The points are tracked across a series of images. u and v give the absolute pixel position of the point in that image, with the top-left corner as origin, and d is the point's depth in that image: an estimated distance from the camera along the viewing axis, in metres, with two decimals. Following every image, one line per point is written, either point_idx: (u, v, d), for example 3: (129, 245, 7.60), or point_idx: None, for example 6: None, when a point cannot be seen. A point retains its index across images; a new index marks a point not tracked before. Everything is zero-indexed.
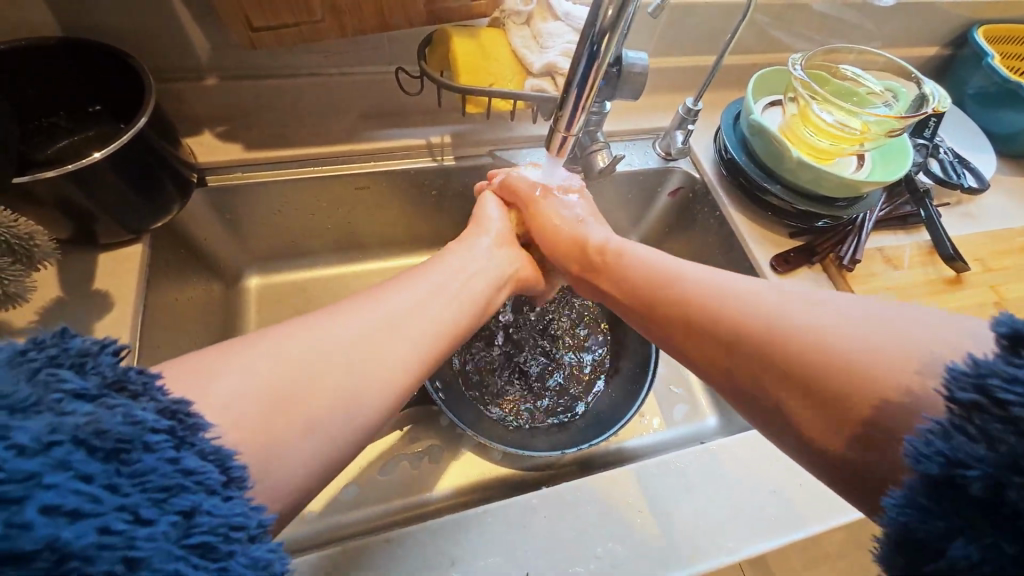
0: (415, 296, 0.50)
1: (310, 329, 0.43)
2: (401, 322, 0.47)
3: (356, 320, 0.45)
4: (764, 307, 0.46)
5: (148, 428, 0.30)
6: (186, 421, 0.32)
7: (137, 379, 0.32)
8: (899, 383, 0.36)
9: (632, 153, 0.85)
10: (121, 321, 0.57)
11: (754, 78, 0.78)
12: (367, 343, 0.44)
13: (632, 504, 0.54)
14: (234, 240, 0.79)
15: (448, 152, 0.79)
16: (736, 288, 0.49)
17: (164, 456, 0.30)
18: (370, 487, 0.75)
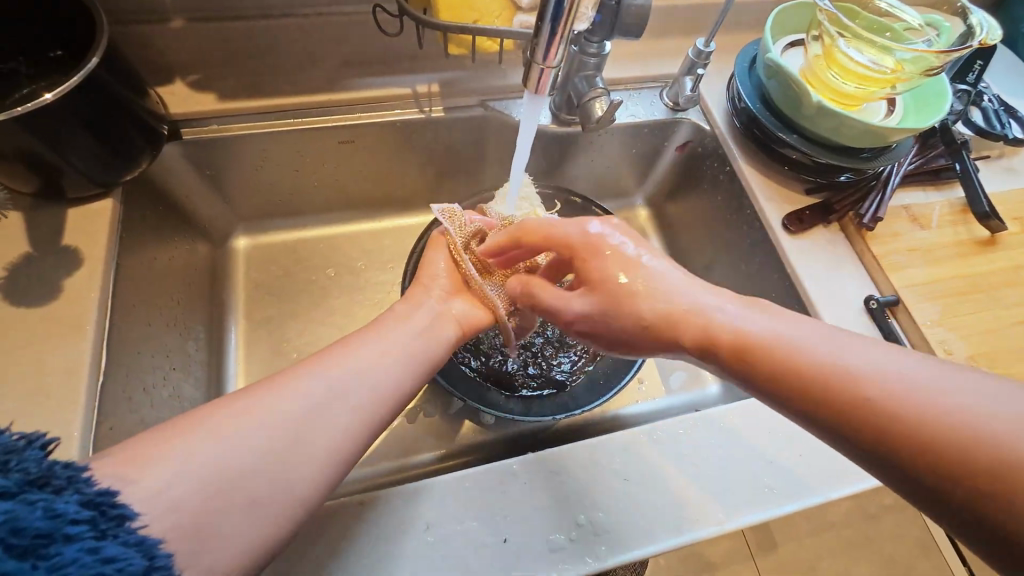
0: (396, 331, 0.50)
1: (291, 377, 0.43)
2: (378, 345, 0.48)
3: (340, 361, 0.45)
4: (948, 410, 0.33)
5: (68, 520, 0.29)
6: (110, 513, 0.31)
7: (62, 473, 0.31)
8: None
9: (636, 102, 0.79)
10: (91, 278, 0.55)
11: (776, 12, 0.69)
12: (340, 362, 0.45)
13: (618, 471, 0.51)
14: (218, 198, 0.77)
15: (436, 102, 0.74)
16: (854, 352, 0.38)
17: (85, 546, 0.29)
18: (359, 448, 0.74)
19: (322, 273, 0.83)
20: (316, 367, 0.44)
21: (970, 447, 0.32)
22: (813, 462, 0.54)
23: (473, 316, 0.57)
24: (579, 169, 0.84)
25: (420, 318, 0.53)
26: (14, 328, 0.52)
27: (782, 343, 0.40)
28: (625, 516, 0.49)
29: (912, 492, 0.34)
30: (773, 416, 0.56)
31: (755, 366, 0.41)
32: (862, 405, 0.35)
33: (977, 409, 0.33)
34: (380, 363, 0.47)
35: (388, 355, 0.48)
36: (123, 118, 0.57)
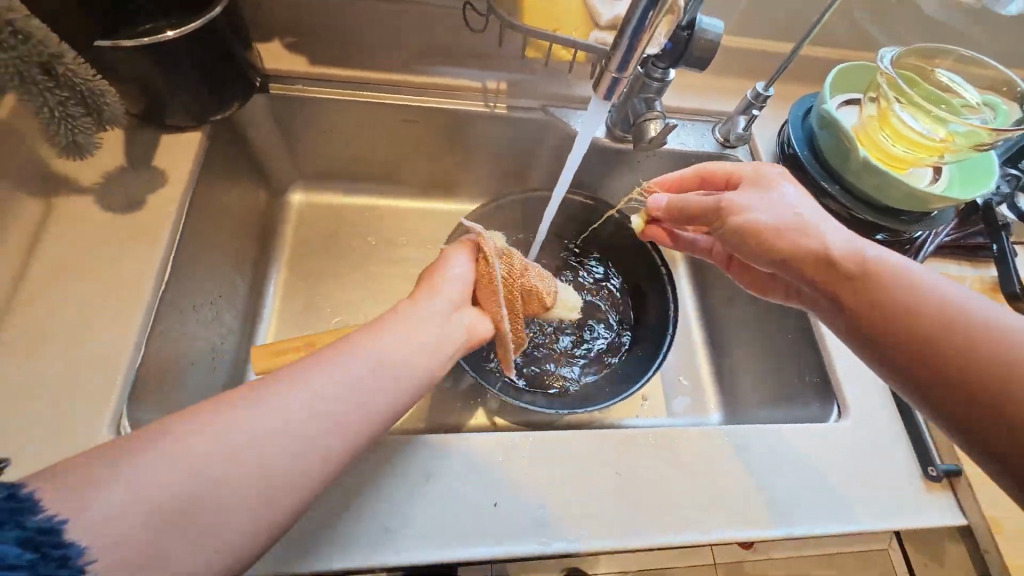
0: (401, 332, 0.46)
1: (300, 373, 0.41)
2: (383, 345, 0.44)
3: (352, 362, 0.42)
4: None
5: None
6: (50, 553, 0.30)
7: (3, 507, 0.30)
8: None
9: (687, 132, 0.82)
10: (172, 196, 0.61)
11: (837, 70, 0.73)
12: (355, 360, 0.43)
13: (609, 464, 0.54)
14: (287, 152, 0.83)
15: (502, 99, 0.79)
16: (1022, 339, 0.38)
17: None
18: None
19: (365, 240, 0.89)
20: (328, 364, 0.42)
21: None
22: (806, 495, 0.55)
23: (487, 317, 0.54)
24: (623, 185, 0.87)
25: (430, 325, 0.48)
26: (97, 226, 0.58)
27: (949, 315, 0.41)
28: (608, 503, 0.52)
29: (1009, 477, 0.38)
30: (775, 444, 0.57)
31: (906, 336, 0.42)
32: (926, 336, 0.41)
33: None
34: (389, 369, 0.43)
35: (401, 353, 0.45)
36: (228, 64, 0.63)
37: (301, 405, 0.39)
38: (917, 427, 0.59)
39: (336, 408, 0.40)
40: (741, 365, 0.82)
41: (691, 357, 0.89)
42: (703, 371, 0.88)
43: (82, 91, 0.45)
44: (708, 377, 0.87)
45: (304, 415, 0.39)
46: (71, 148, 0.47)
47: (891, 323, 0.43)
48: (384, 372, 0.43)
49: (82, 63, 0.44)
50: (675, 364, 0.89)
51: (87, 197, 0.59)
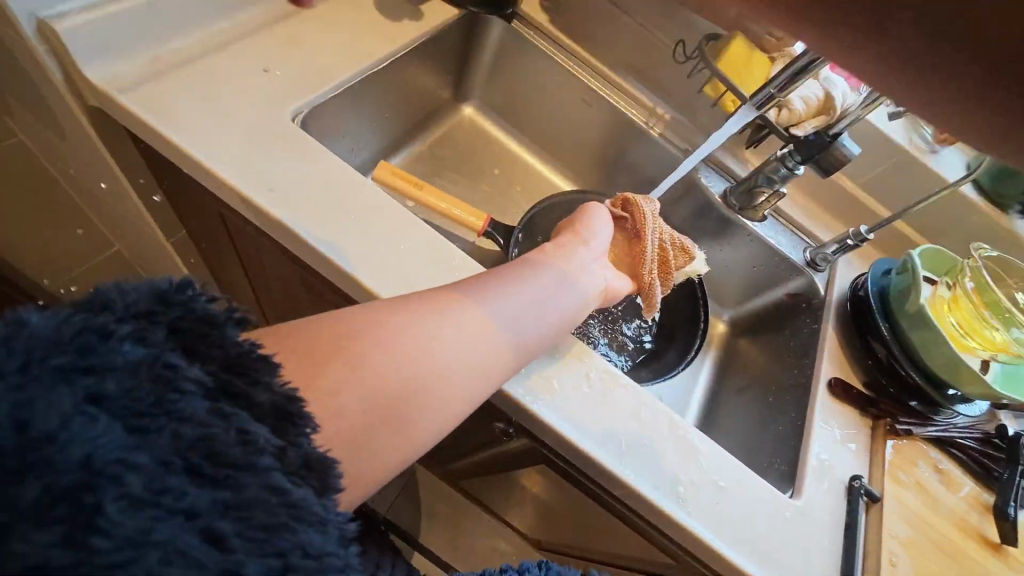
0: (547, 270, 0.61)
1: (486, 291, 0.54)
2: (539, 289, 0.59)
3: (520, 293, 0.56)
4: None
5: (257, 448, 0.32)
6: (296, 419, 0.36)
7: (255, 363, 0.36)
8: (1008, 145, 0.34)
9: (783, 236, 0.93)
10: (414, 30, 0.81)
11: (932, 249, 0.81)
12: (524, 290, 0.57)
13: (584, 375, 0.60)
14: (486, 74, 1.04)
15: (659, 125, 0.95)
16: None
17: (265, 479, 0.31)
18: None
19: (490, 168, 1.07)
20: (504, 290, 0.55)
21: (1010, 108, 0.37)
22: (724, 515, 0.57)
23: (614, 290, 0.71)
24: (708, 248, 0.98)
25: (574, 270, 0.64)
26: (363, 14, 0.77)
27: None
28: (569, 397, 0.58)
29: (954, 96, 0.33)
30: (723, 466, 0.60)
31: None
32: None
33: None
34: (542, 297, 0.58)
35: (552, 294, 0.59)
36: None
37: (489, 315, 0.52)
38: (852, 547, 0.60)
39: (509, 317, 0.54)
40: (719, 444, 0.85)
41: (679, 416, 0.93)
42: None
43: None
44: None
45: (488, 321, 0.52)
46: None
47: None
48: (543, 312, 0.57)
49: None
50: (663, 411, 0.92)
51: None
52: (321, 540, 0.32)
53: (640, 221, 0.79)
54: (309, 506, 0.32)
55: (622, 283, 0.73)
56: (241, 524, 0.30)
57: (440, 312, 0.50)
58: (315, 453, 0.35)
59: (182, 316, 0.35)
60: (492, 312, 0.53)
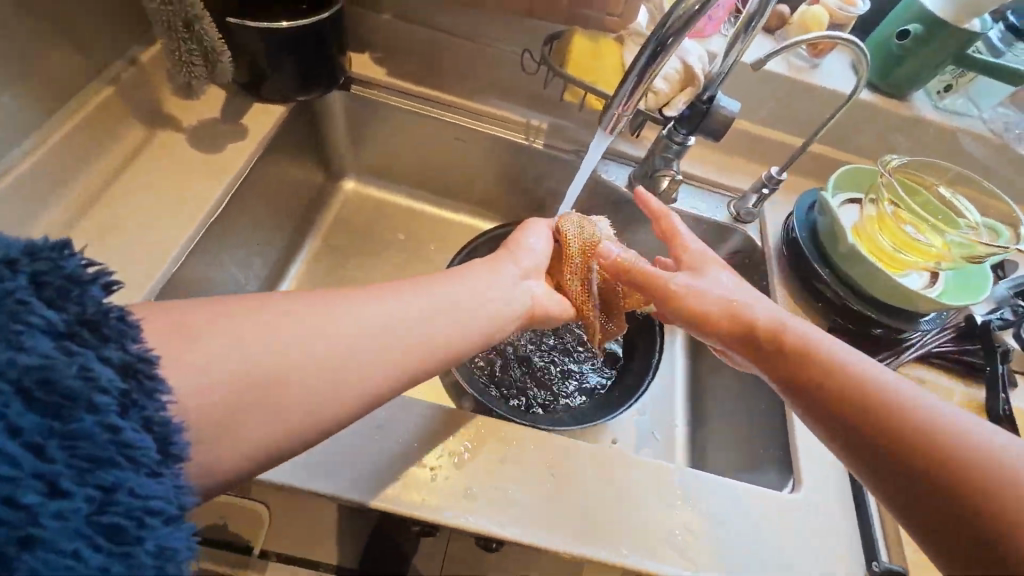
0: (470, 283, 0.56)
1: (406, 288, 0.51)
2: (464, 297, 0.54)
3: (442, 292, 0.53)
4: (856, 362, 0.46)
5: (96, 389, 0.33)
6: (142, 384, 0.35)
7: (112, 325, 0.36)
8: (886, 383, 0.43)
9: (704, 201, 0.89)
10: (243, 150, 0.73)
11: (842, 170, 0.78)
12: (455, 292, 0.54)
13: (548, 466, 0.56)
14: (351, 146, 0.96)
15: (540, 136, 0.89)
16: (895, 385, 0.43)
17: (102, 420, 0.33)
18: None
19: (394, 234, 0.99)
20: (423, 287, 0.52)
21: (862, 393, 0.43)
22: (731, 549, 0.54)
23: (540, 306, 0.63)
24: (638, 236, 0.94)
25: (500, 284, 0.59)
26: (179, 156, 0.69)
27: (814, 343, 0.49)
28: (535, 497, 0.54)
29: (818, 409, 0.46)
30: (714, 496, 0.57)
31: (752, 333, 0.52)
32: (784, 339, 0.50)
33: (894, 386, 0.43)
34: (466, 288, 0.55)
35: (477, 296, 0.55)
36: (324, 58, 0.77)
37: (399, 310, 0.49)
38: (869, 520, 0.58)
39: (426, 314, 0.50)
40: (716, 434, 0.82)
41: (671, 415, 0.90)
42: (678, 431, 0.88)
43: (206, 46, 0.56)
44: (682, 437, 0.88)
45: (398, 312, 0.49)
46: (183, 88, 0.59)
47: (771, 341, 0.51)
48: (465, 311, 0.53)
49: (214, 28, 0.56)
50: (652, 417, 0.89)
51: (180, 135, 0.71)
52: (154, 487, 0.34)
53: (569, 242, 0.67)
54: (143, 448, 0.34)
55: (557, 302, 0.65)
56: (68, 454, 0.32)
57: (346, 307, 0.47)
58: (157, 417, 0.35)
59: (48, 273, 0.35)
60: (394, 306, 0.49)
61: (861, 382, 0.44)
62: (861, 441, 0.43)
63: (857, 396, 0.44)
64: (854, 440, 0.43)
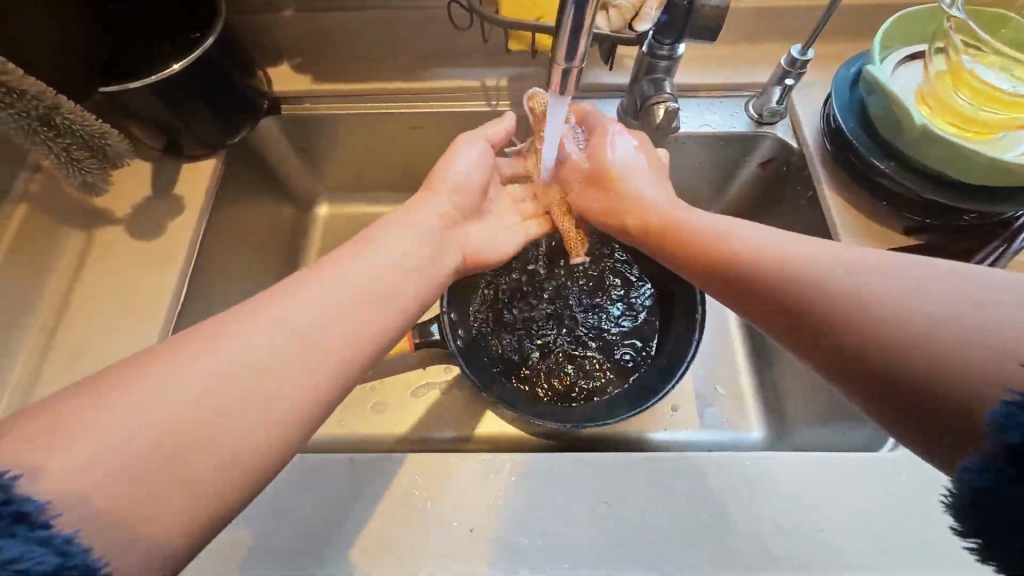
0: (394, 228, 0.52)
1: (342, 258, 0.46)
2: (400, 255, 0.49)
3: (384, 253, 0.48)
4: (777, 251, 0.43)
5: None
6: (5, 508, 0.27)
7: None
8: (812, 267, 0.40)
9: (716, 113, 0.73)
10: (189, 222, 0.66)
11: (886, 24, 0.59)
12: (371, 246, 0.49)
13: (598, 494, 0.49)
14: (308, 171, 0.87)
15: (503, 96, 0.76)
16: (812, 263, 0.41)
17: None
18: (401, 408, 0.78)
19: None
20: (356, 251, 0.47)
21: (785, 278, 0.41)
22: (835, 536, 0.46)
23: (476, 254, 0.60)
24: None
25: (423, 217, 0.54)
26: (125, 253, 0.63)
27: (736, 239, 0.47)
28: (596, 533, 0.47)
29: (752, 309, 0.44)
30: (799, 480, 0.49)
31: (682, 245, 0.52)
32: (704, 246, 0.49)
33: (816, 263, 0.40)
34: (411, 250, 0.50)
35: (409, 238, 0.51)
36: (233, 90, 0.67)
37: (343, 278, 0.44)
38: None
39: (373, 275, 0.46)
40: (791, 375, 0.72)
41: (732, 364, 0.80)
42: (744, 381, 0.79)
43: (83, 134, 0.49)
44: (751, 386, 0.78)
45: (334, 280, 0.44)
46: (84, 187, 0.52)
47: (697, 246, 0.50)
48: (408, 266, 0.49)
49: (83, 112, 0.48)
50: (712, 372, 0.80)
51: (119, 228, 0.64)
52: None
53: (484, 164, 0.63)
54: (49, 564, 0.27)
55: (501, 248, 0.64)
56: None
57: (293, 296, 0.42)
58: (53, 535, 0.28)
59: None
60: (330, 282, 0.44)
61: (759, 253, 0.44)
62: (768, 310, 0.42)
63: (779, 286, 0.41)
64: (759, 311, 0.43)
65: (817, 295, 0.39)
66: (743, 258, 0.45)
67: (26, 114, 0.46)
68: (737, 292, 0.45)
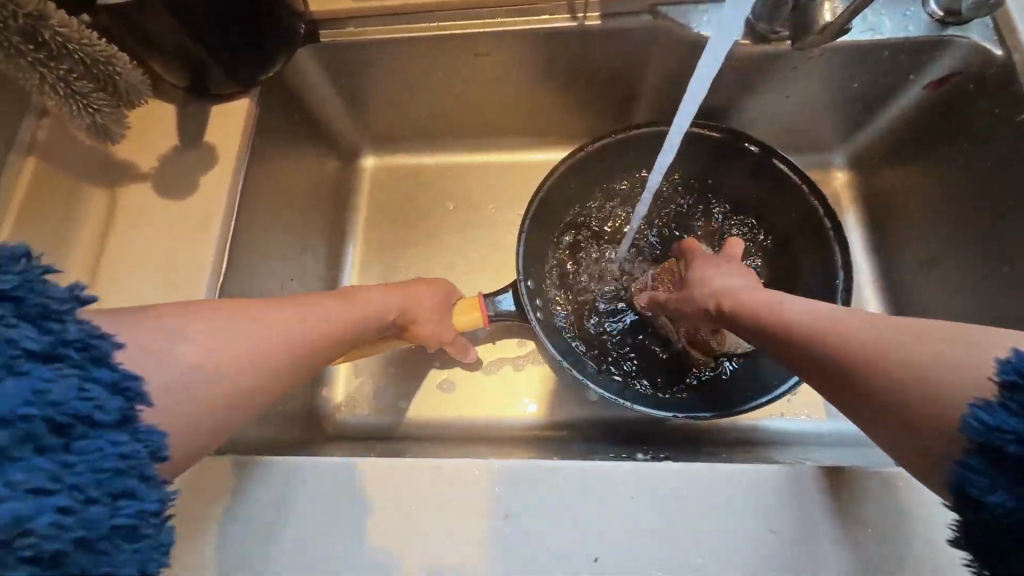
0: (392, 292, 0.51)
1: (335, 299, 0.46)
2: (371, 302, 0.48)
3: (371, 300, 0.49)
4: (836, 322, 0.38)
5: (98, 407, 0.31)
6: (128, 399, 0.32)
7: (90, 346, 0.32)
8: (876, 338, 0.35)
9: (886, 14, 0.58)
10: (225, 177, 0.55)
11: None
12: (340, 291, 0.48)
13: (764, 519, 0.38)
14: (353, 114, 0.74)
15: (593, 8, 0.61)
16: (876, 332, 0.36)
17: (107, 438, 0.31)
18: (468, 388, 0.67)
19: (442, 207, 0.79)
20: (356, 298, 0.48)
21: (850, 352, 0.36)
22: None
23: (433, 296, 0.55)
24: (780, 99, 0.66)
25: (417, 288, 0.54)
26: (155, 215, 0.53)
27: (791, 308, 0.41)
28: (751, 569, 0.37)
29: (815, 379, 0.39)
30: None
31: (731, 309, 0.45)
32: (752, 307, 0.43)
33: (881, 335, 0.35)
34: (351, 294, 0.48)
35: (368, 292, 0.49)
36: (265, 9, 0.55)
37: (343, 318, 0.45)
38: None
39: (366, 323, 0.48)
40: None
41: None
42: None
43: (82, 57, 0.37)
44: None
45: (330, 321, 0.44)
46: (96, 133, 0.41)
47: (745, 308, 0.44)
48: (374, 308, 0.49)
49: (79, 26, 0.36)
50: None
51: (146, 184, 0.54)
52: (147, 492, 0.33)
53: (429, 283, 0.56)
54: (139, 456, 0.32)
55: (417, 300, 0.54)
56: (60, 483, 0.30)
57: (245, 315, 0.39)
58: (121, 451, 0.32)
59: (23, 305, 0.31)
60: (314, 320, 0.43)
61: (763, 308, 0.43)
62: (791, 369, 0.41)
63: (850, 358, 0.36)
64: (821, 384, 0.38)
65: (890, 368, 0.34)
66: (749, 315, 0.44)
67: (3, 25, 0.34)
68: (801, 368, 0.40)
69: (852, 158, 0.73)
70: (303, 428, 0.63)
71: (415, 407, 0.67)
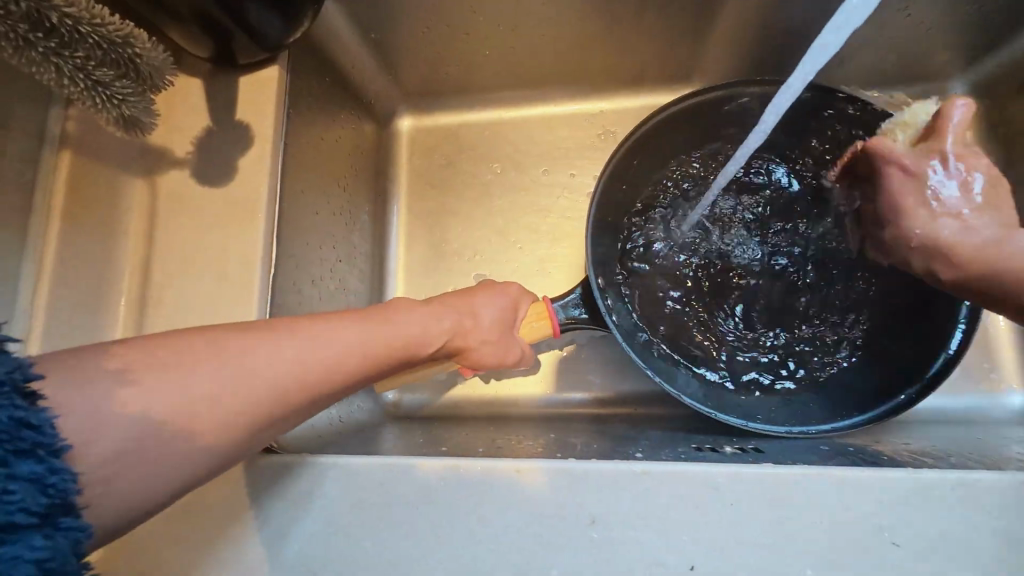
0: (440, 309, 0.47)
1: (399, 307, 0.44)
2: (426, 322, 0.45)
3: (423, 322, 0.45)
4: (966, 250, 0.40)
5: (18, 506, 0.26)
6: (52, 502, 0.27)
7: (21, 436, 0.27)
8: (977, 245, 0.40)
9: None
10: (263, 158, 0.51)
11: None
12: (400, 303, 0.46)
13: (879, 528, 0.36)
14: (385, 71, 0.67)
15: None
16: (963, 244, 0.40)
17: (21, 546, 0.26)
18: (523, 373, 0.64)
19: (488, 169, 0.73)
20: (412, 308, 0.45)
21: (971, 255, 0.40)
22: None
23: (498, 309, 0.51)
24: (900, 15, 0.55)
25: (483, 307, 0.50)
26: (196, 205, 0.50)
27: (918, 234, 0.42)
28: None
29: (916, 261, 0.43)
30: None
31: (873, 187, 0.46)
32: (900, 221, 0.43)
33: (972, 241, 0.40)
34: (413, 309, 0.45)
35: (426, 313, 0.45)
36: None
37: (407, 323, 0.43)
38: None
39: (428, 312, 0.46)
40: None
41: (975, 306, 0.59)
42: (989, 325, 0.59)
43: (97, 40, 0.33)
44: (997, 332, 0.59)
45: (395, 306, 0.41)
46: (124, 123, 0.38)
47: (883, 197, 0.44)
48: (432, 322, 0.45)
49: (89, 1, 0.32)
50: None
51: (184, 171, 0.51)
52: None
53: (504, 308, 0.52)
54: (53, 573, 0.27)
55: (482, 317, 0.50)
56: None
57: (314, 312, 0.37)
58: (30, 559, 0.26)
59: None
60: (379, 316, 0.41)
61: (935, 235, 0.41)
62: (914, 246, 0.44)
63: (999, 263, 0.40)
64: (939, 278, 0.43)
65: (963, 256, 0.40)
66: (936, 231, 0.41)
67: (5, 11, 0.30)
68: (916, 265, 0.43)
69: (977, 85, 0.61)
70: (365, 409, 0.63)
71: (470, 392, 0.65)
